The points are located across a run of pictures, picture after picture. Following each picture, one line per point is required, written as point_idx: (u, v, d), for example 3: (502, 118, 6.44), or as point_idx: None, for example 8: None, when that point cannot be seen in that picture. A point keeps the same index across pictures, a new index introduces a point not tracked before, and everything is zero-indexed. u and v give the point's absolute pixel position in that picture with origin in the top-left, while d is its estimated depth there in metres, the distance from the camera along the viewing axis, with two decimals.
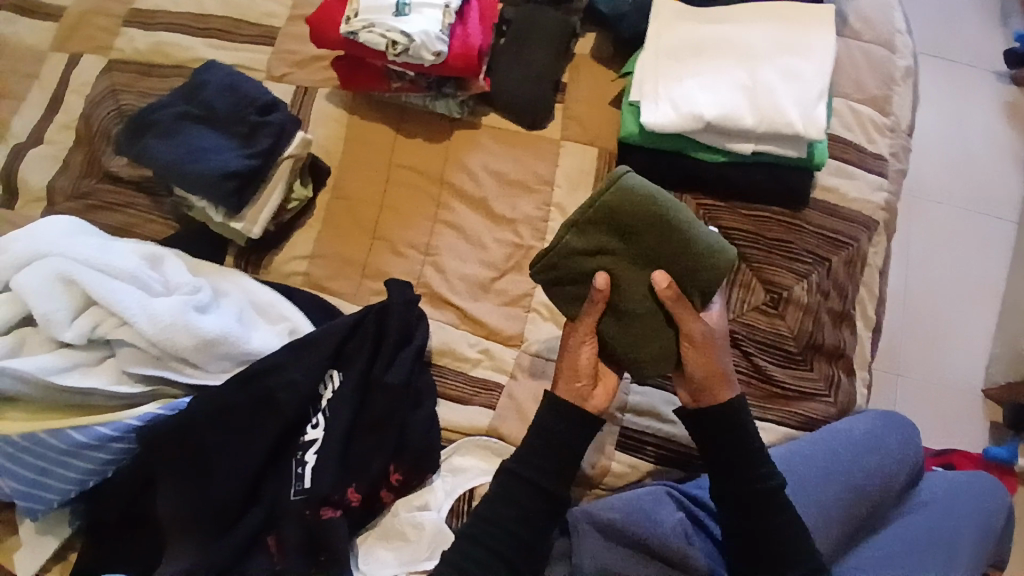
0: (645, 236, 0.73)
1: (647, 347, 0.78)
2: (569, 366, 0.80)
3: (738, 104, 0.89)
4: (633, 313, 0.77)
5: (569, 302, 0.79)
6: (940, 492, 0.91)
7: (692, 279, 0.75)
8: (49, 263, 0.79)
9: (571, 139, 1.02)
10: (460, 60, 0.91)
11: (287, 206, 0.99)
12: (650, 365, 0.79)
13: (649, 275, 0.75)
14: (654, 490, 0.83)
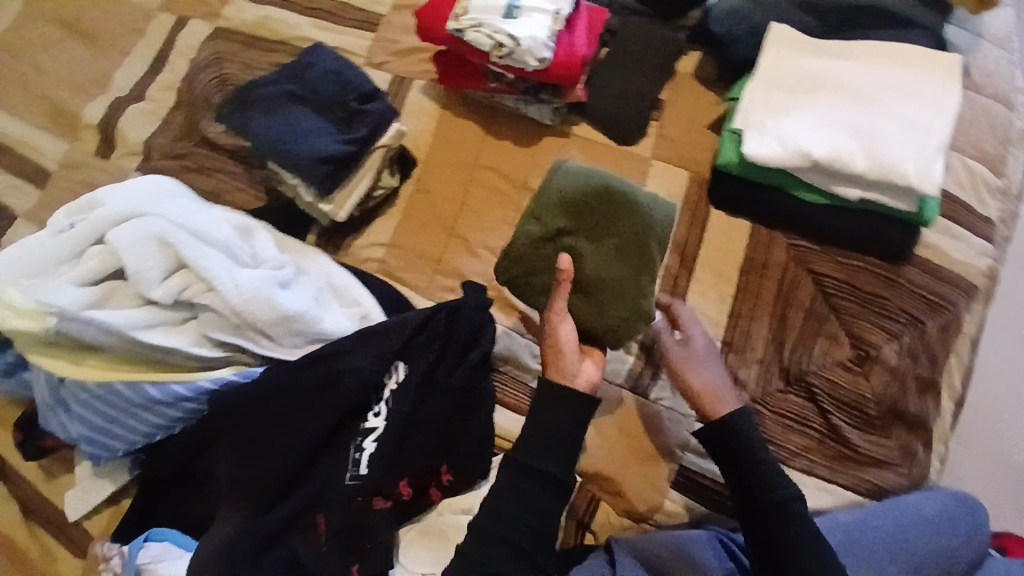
0: (595, 209, 0.82)
1: (613, 313, 0.79)
2: (552, 346, 0.78)
3: (851, 147, 0.85)
4: (594, 283, 0.80)
5: (536, 294, 0.83)
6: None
7: (643, 239, 0.80)
8: (148, 223, 0.81)
9: (661, 159, 0.98)
10: (564, 68, 0.90)
11: (374, 194, 1.01)
12: (624, 329, 0.79)
13: (605, 243, 0.81)
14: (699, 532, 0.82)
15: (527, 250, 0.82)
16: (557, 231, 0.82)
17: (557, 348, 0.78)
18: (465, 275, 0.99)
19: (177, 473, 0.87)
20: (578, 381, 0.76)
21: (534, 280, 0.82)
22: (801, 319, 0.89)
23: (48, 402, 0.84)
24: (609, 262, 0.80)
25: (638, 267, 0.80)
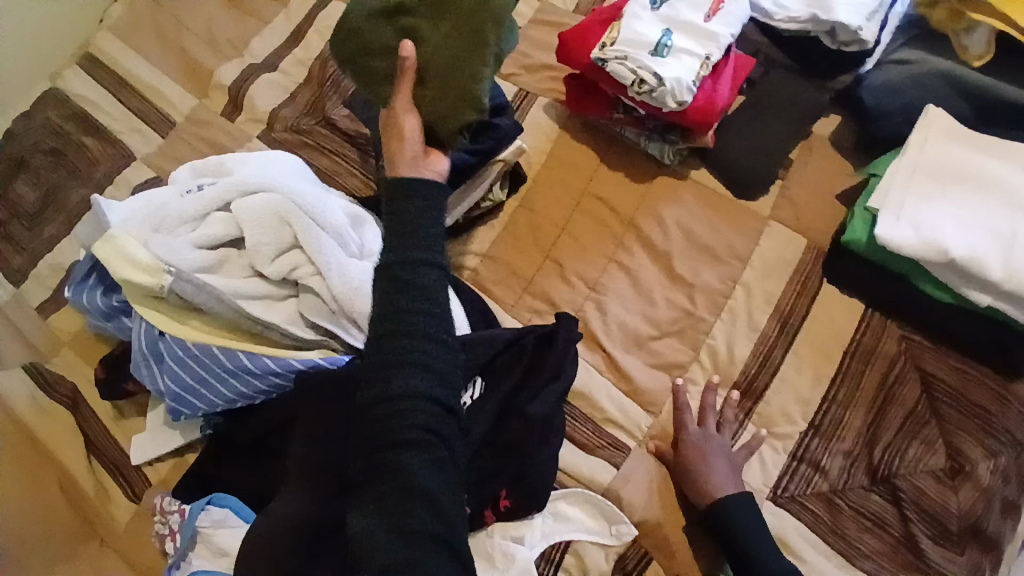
0: (451, 6, 0.86)
1: (448, 92, 0.85)
2: (395, 133, 0.85)
3: (993, 252, 0.80)
4: (427, 62, 0.85)
5: (431, 100, 0.86)
6: None
7: (490, 20, 0.86)
8: (272, 199, 0.84)
9: (779, 221, 0.96)
10: (701, 114, 0.88)
11: (482, 204, 1.00)
12: (455, 118, 0.85)
13: (451, 34, 0.85)
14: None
15: (370, 27, 0.87)
16: (397, 14, 0.87)
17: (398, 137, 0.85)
18: (555, 301, 0.98)
19: (252, 441, 0.89)
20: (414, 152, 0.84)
21: (380, 55, 0.87)
22: (899, 418, 0.85)
23: (143, 352, 0.85)
24: (446, 44, 0.85)
25: (472, 42, 0.85)
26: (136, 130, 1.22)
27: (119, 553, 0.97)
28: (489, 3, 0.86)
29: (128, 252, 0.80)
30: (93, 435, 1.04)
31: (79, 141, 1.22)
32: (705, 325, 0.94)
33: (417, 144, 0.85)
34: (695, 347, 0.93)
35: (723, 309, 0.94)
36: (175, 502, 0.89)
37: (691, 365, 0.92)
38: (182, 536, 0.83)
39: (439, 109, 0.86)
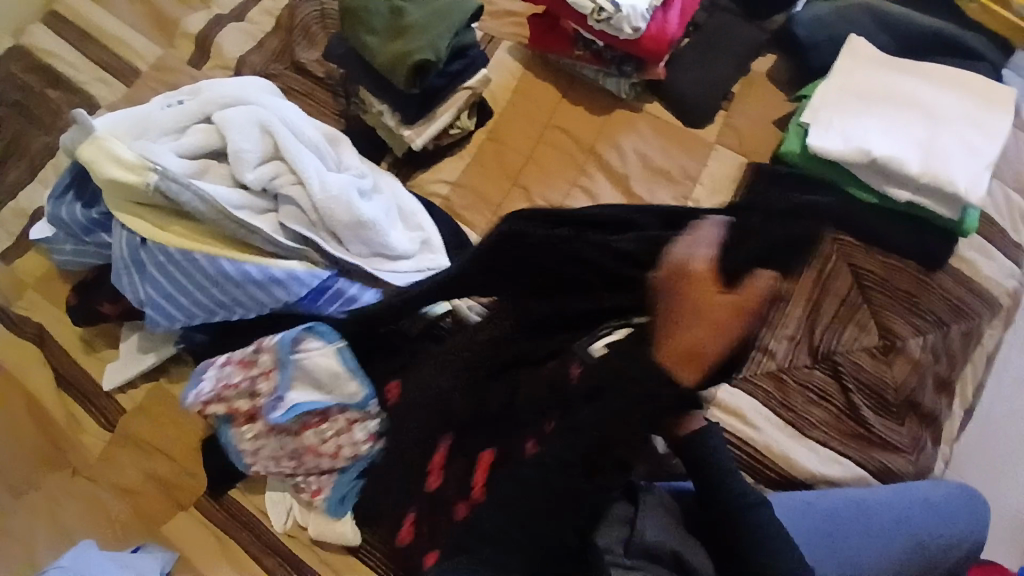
0: None
1: (413, 41, 0.94)
2: (686, 350, 0.62)
3: (910, 156, 0.92)
4: (405, 26, 0.96)
5: (401, 44, 0.95)
6: None
7: (457, 9, 0.97)
8: (253, 111, 0.89)
9: (724, 146, 1.06)
10: (654, 42, 1.01)
11: (450, 130, 1.05)
12: (415, 53, 0.93)
13: (423, 9, 0.97)
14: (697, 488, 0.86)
15: None
16: None
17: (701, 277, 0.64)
18: None
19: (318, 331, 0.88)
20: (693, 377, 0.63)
21: (365, 18, 0.98)
22: (837, 305, 0.94)
23: (123, 259, 0.88)
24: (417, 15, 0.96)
25: (432, 12, 0.97)
26: (102, 80, 1.22)
27: (90, 480, 0.95)
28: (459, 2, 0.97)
29: (111, 151, 0.83)
30: (61, 367, 1.02)
31: (43, 93, 1.22)
32: None
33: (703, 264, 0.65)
34: None
35: None
36: (214, 367, 0.85)
37: None
38: (280, 372, 0.82)
39: (398, 48, 0.94)
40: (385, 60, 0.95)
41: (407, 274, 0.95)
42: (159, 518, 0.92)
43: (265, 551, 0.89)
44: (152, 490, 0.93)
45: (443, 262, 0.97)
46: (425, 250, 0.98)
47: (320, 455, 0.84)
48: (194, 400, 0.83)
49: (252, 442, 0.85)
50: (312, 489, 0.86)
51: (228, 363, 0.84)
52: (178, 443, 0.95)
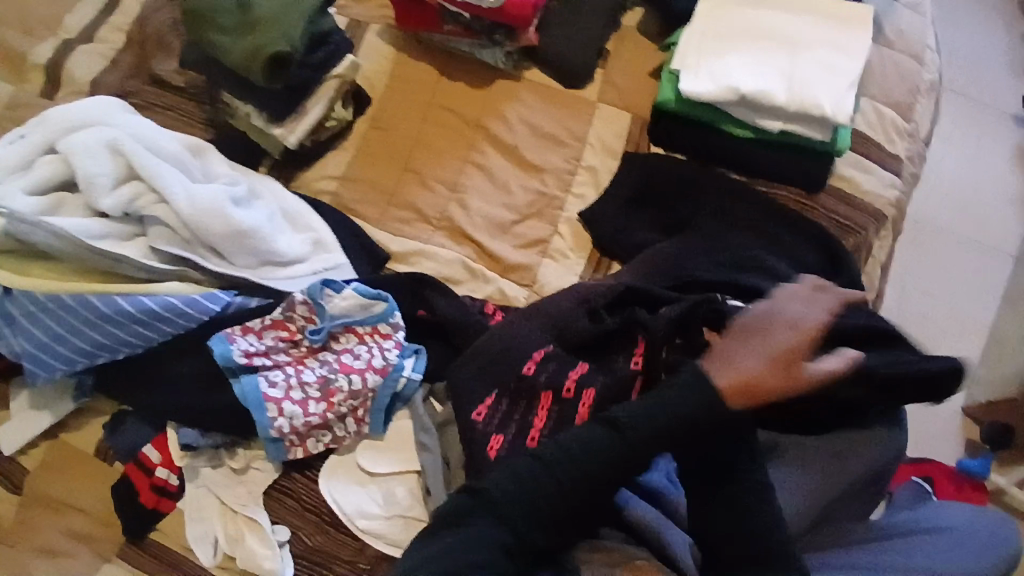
0: None
1: (267, 34, 0.91)
2: (751, 383, 0.71)
3: (774, 86, 0.94)
4: (255, 19, 0.93)
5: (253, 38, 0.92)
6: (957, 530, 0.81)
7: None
8: (100, 133, 0.85)
9: (606, 103, 1.07)
10: (517, 8, 1.01)
11: (326, 123, 1.02)
12: (269, 44, 0.90)
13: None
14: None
15: None
16: None
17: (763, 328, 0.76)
18: (419, 207, 1.02)
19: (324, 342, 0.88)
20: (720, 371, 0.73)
21: (213, 17, 0.94)
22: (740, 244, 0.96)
23: None
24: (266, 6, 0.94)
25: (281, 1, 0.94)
26: None
27: None
28: None
29: None
30: None
31: None
32: (558, 201, 1.04)
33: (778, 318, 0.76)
34: (553, 222, 1.02)
35: (571, 185, 1.04)
36: (242, 340, 0.85)
37: (553, 237, 1.02)
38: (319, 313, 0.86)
39: (252, 43, 0.91)
40: (240, 59, 0.92)
41: (302, 279, 0.92)
42: None
43: None
44: (67, 549, 0.86)
45: (340, 260, 0.95)
46: (319, 250, 0.95)
47: (350, 376, 0.85)
48: (235, 353, 0.83)
49: (286, 385, 0.85)
50: (351, 429, 0.86)
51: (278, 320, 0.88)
52: (89, 495, 0.89)
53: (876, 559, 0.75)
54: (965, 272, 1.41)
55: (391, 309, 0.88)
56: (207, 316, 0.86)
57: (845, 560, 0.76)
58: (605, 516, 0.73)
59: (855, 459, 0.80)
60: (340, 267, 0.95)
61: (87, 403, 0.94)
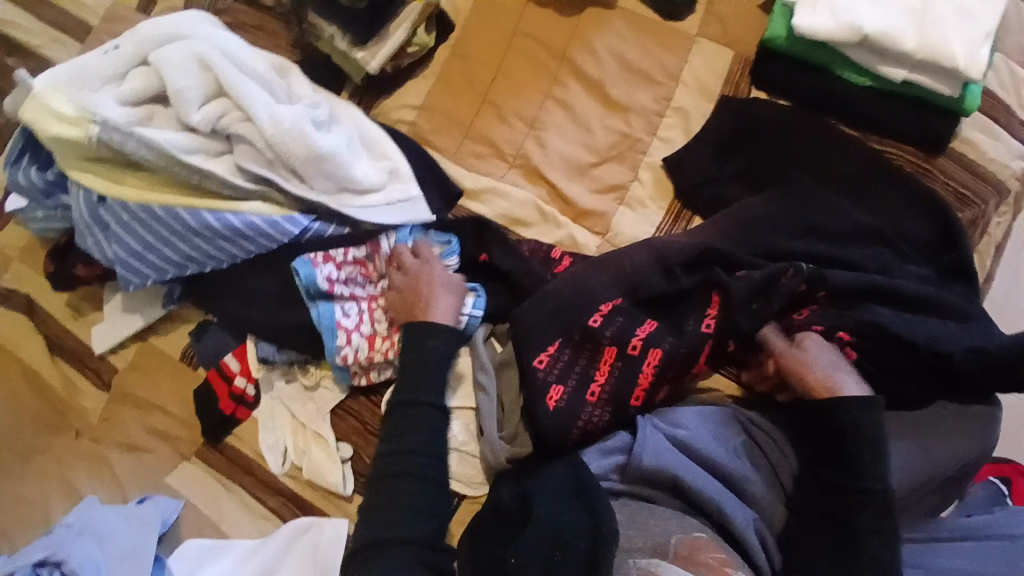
0: None
1: None
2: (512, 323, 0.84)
3: (903, 27, 0.83)
4: None
5: None
6: None
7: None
8: (191, 45, 0.85)
9: (707, 37, 0.98)
10: None
11: (408, 49, 0.99)
12: None
13: None
14: (717, 411, 0.82)
15: None
16: None
17: (416, 288, 0.85)
18: (496, 142, 0.99)
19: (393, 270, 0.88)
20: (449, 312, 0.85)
21: None
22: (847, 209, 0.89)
23: (85, 220, 0.87)
24: None
25: None
26: (53, 40, 1.15)
27: (94, 441, 0.95)
28: None
29: (49, 107, 0.80)
30: (53, 335, 1.02)
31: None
32: (643, 145, 0.98)
33: (439, 279, 0.86)
34: (635, 167, 0.97)
35: (659, 128, 0.97)
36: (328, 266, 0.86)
37: (633, 183, 0.97)
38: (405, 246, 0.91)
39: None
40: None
41: (376, 209, 0.92)
42: (163, 470, 0.93)
43: (268, 492, 0.89)
44: (154, 442, 0.94)
45: (414, 193, 0.94)
46: (394, 180, 0.94)
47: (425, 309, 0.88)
48: (319, 278, 0.85)
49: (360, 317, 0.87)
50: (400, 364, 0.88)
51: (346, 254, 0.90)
52: (175, 397, 0.95)
53: (976, 564, 0.75)
54: None
55: (450, 252, 0.93)
56: (288, 238, 0.87)
57: (942, 561, 0.76)
58: (657, 481, 0.76)
59: (939, 456, 0.78)
60: (414, 200, 0.94)
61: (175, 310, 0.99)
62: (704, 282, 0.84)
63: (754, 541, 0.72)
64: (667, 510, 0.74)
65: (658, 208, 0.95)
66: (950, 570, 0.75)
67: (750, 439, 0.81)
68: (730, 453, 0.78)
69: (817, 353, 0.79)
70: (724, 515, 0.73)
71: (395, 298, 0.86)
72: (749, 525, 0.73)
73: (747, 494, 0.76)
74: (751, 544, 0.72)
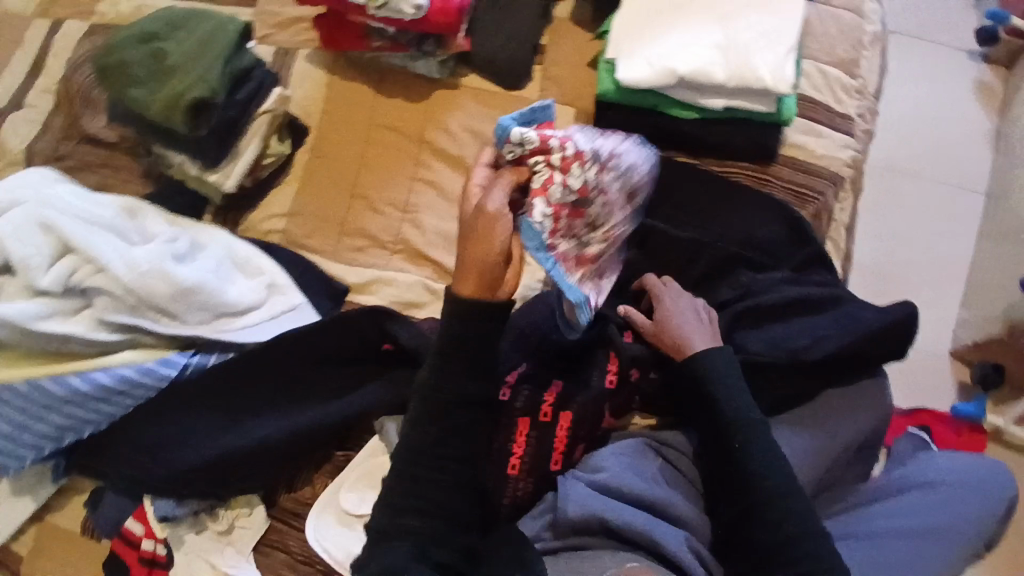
0: (191, 24, 0.95)
1: (185, 80, 0.89)
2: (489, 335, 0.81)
3: (711, 62, 0.92)
4: (172, 68, 0.91)
5: (177, 85, 0.89)
6: (944, 479, 0.91)
7: (222, 33, 0.93)
8: (30, 210, 0.83)
9: (548, 100, 1.05)
10: (441, 15, 0.96)
11: (263, 161, 0.99)
12: (191, 90, 0.88)
13: (190, 44, 0.92)
14: (632, 444, 0.84)
15: (124, 51, 0.94)
16: (149, 38, 0.94)
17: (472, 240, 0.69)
18: (372, 233, 1.00)
19: (299, 388, 0.88)
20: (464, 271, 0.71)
21: (128, 71, 0.92)
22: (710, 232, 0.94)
23: None
24: (187, 52, 0.92)
25: (199, 45, 0.92)
26: None
27: None
28: (222, 27, 0.94)
29: None
30: None
31: None
32: None
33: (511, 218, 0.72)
34: None
35: None
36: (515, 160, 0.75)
37: None
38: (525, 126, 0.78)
39: (171, 91, 0.89)
40: (160, 111, 0.89)
41: (259, 326, 0.91)
42: None
43: None
44: None
45: (296, 301, 0.93)
46: (274, 293, 0.93)
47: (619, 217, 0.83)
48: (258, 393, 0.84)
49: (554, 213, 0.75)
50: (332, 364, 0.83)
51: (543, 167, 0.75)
52: None
53: (907, 520, 0.87)
54: (937, 212, 1.42)
55: (507, 128, 0.75)
56: (167, 381, 0.85)
57: (874, 524, 0.87)
58: (588, 527, 0.77)
59: (858, 433, 0.86)
60: (298, 307, 0.93)
61: (66, 482, 0.91)
62: (597, 339, 0.87)
63: (691, 559, 0.73)
64: (605, 550, 0.74)
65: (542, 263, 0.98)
66: (890, 531, 0.86)
67: (666, 462, 0.84)
68: (649, 480, 0.80)
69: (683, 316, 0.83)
70: (654, 544, 0.74)
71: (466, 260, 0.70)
72: (680, 543, 0.74)
73: (675, 515, 0.78)
74: (690, 564, 0.73)
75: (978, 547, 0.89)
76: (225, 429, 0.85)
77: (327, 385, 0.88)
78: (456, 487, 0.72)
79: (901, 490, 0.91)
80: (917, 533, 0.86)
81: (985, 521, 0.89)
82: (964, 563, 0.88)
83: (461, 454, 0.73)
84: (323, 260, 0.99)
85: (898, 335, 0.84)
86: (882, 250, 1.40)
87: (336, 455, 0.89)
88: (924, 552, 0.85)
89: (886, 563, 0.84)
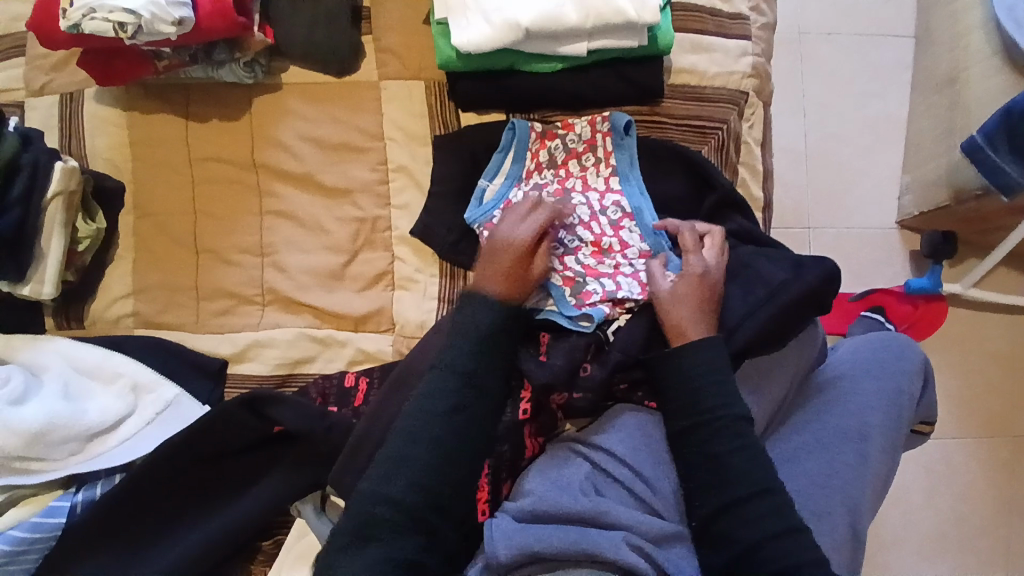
0: None
1: None
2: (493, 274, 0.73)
3: (558, 1, 0.75)
4: None
5: None
6: (848, 371, 0.84)
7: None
8: None
9: (391, 78, 0.88)
10: (218, 18, 0.76)
11: (77, 247, 0.85)
12: None
13: None
14: (555, 456, 0.78)
15: None
16: None
17: (508, 251, 0.74)
18: (233, 290, 0.87)
19: (201, 487, 0.80)
20: (495, 285, 0.72)
21: None
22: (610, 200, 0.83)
23: None
24: None
25: None
26: None
27: None
28: None
29: None
30: None
31: None
32: (383, 220, 0.88)
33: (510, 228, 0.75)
34: (389, 247, 0.88)
35: (391, 196, 0.88)
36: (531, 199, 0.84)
37: (395, 264, 0.88)
38: (509, 155, 0.84)
39: None
40: None
41: (138, 435, 0.82)
42: None
43: None
44: None
45: (170, 395, 0.83)
46: (142, 393, 0.84)
47: (609, 211, 0.83)
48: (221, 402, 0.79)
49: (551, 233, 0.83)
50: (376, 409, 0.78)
51: (505, 210, 0.82)
52: None
53: (816, 433, 0.79)
54: (867, 69, 1.26)
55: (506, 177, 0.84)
56: (60, 529, 0.76)
57: (795, 445, 0.79)
58: (530, 562, 0.70)
59: (773, 387, 0.79)
60: (175, 400, 0.83)
61: None
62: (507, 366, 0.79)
63: (636, 560, 0.67)
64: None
65: (432, 276, 0.87)
66: (802, 452, 0.78)
67: (594, 466, 0.77)
68: (580, 493, 0.73)
69: (707, 297, 0.76)
70: (594, 556, 0.68)
71: (520, 266, 0.73)
72: (621, 546, 0.67)
73: (613, 522, 0.70)
74: (637, 565, 0.66)
75: (901, 427, 0.80)
76: (134, 558, 0.77)
77: (229, 475, 0.81)
78: (436, 478, 0.64)
79: (803, 404, 0.82)
80: (826, 441, 0.78)
81: (906, 399, 0.81)
82: (894, 450, 0.79)
83: (494, 343, 0.70)
84: (191, 334, 0.87)
85: (819, 302, 0.76)
86: (817, 128, 1.26)
87: (264, 543, 0.84)
88: (853, 457, 0.76)
89: (809, 485, 0.75)
